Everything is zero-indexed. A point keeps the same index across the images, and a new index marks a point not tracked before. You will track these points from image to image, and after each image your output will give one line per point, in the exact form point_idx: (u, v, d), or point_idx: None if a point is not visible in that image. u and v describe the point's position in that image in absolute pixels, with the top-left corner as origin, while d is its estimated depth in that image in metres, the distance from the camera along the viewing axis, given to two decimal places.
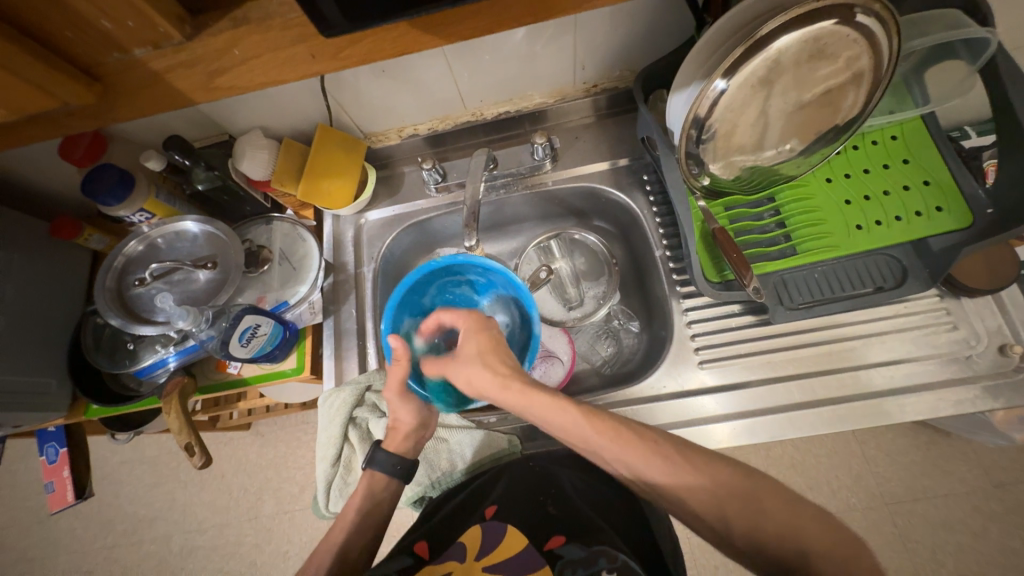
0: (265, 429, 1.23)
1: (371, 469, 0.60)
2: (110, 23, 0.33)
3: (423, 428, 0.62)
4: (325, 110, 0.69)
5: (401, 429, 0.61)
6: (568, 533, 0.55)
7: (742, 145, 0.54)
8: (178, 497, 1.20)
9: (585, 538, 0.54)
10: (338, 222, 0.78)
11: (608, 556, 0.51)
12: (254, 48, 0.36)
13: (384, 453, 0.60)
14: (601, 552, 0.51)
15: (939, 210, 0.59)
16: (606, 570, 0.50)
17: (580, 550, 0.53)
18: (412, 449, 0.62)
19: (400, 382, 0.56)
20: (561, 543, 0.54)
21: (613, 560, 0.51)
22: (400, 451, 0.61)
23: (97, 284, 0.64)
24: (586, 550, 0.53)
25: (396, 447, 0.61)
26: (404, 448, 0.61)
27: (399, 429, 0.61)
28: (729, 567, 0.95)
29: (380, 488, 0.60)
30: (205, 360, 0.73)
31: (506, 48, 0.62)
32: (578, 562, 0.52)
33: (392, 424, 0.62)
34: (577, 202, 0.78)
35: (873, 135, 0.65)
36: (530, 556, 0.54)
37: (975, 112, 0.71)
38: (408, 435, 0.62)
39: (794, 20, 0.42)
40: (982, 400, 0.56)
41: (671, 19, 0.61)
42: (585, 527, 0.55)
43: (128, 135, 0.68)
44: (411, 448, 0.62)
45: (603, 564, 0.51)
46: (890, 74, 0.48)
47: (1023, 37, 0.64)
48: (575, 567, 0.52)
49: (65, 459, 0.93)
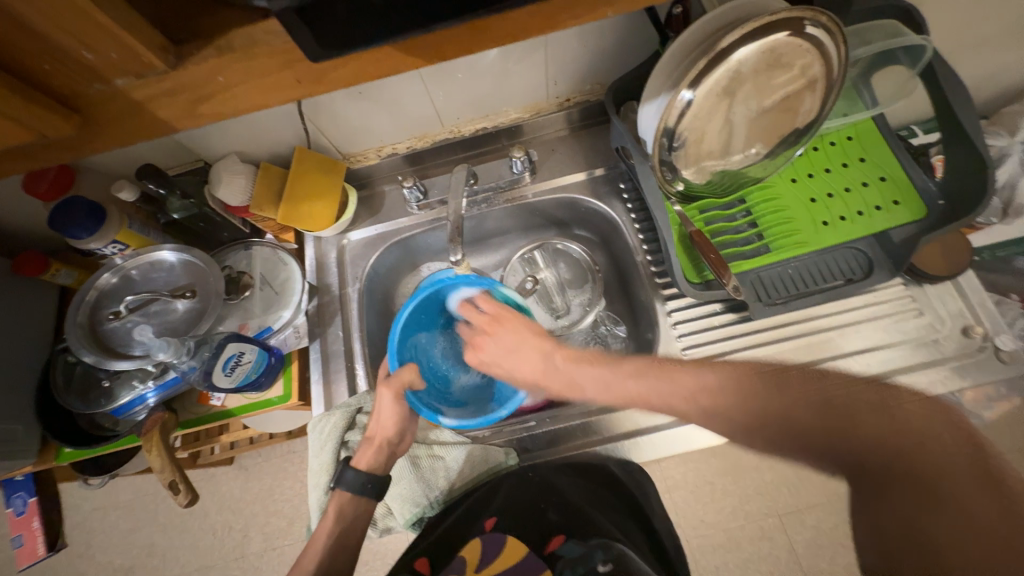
0: (248, 462, 1.18)
1: (339, 489, 0.59)
2: (92, 54, 0.31)
3: (398, 441, 0.61)
4: (304, 134, 0.70)
5: (376, 440, 0.60)
6: (567, 532, 0.60)
7: (712, 150, 0.57)
8: (157, 541, 1.14)
9: (581, 534, 0.60)
10: (321, 244, 0.78)
11: (605, 547, 0.57)
12: (239, 74, 0.35)
13: (354, 471, 0.59)
14: (597, 544, 0.58)
15: (896, 204, 0.63)
16: (601, 560, 0.57)
17: (579, 547, 0.58)
18: (383, 463, 0.61)
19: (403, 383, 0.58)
20: (561, 542, 0.60)
21: (608, 550, 0.57)
22: (368, 465, 0.60)
23: (68, 320, 0.61)
24: (583, 546, 0.58)
25: (367, 463, 0.60)
26: (373, 461, 0.60)
27: (375, 438, 0.60)
28: (728, 564, 0.95)
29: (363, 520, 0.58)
30: (186, 393, 0.70)
31: (480, 67, 0.64)
32: (577, 560, 0.58)
33: (369, 433, 0.60)
34: (558, 213, 0.80)
35: (831, 136, 0.69)
36: (531, 561, 0.58)
37: (920, 111, 0.77)
38: (381, 447, 0.60)
39: (750, 34, 0.45)
40: (951, 380, 0.59)
41: (639, 33, 0.64)
42: (583, 523, 0.60)
43: (97, 166, 0.67)
44: (382, 461, 0.60)
45: (601, 555, 0.57)
46: (841, 79, 0.52)
47: (956, 40, 0.69)
48: (574, 566, 0.57)
49: (34, 509, 0.88)
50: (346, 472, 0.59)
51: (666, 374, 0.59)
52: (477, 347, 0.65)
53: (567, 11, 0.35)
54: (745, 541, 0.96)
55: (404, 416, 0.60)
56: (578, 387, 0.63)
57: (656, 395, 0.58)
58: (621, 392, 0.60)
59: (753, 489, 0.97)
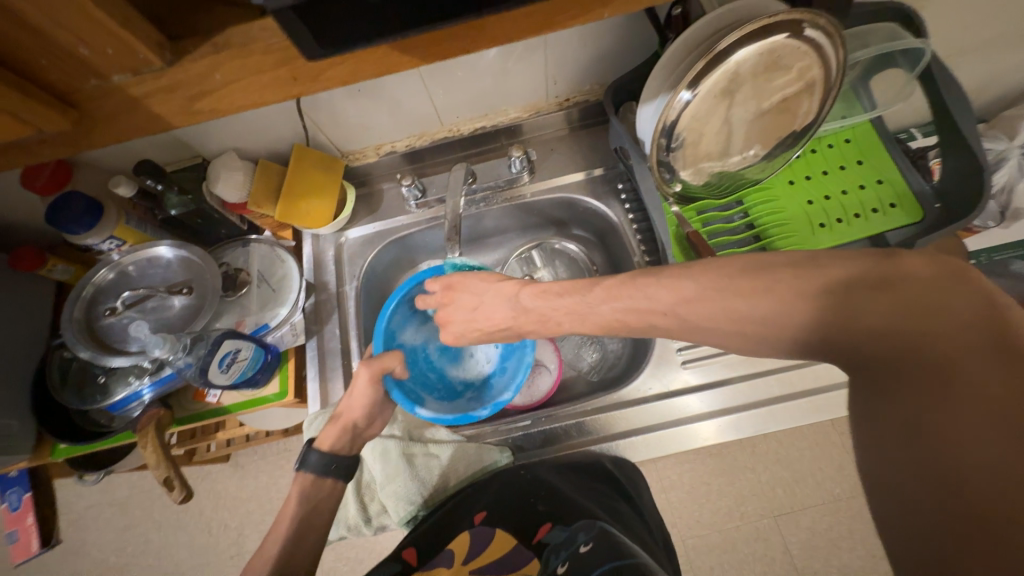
0: (245, 459, 1.18)
1: (303, 472, 0.57)
2: (88, 50, 0.31)
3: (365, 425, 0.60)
4: (302, 130, 0.69)
5: (343, 420, 0.58)
6: (553, 519, 0.59)
7: (709, 152, 0.57)
8: (152, 539, 1.14)
9: (565, 519, 0.58)
10: (318, 241, 0.77)
11: (587, 527, 0.56)
12: (236, 73, 0.34)
13: (317, 452, 0.57)
14: (579, 526, 0.56)
15: (894, 207, 0.63)
16: (585, 541, 0.54)
17: (563, 532, 0.57)
18: (348, 444, 0.59)
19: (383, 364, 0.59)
20: (548, 531, 0.58)
21: (590, 530, 0.55)
22: (331, 446, 0.58)
23: (64, 316, 0.61)
24: (567, 531, 0.57)
25: (330, 444, 0.58)
26: (336, 441, 0.58)
27: (342, 419, 0.58)
28: (724, 566, 0.95)
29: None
30: (182, 390, 0.70)
31: (479, 65, 0.64)
32: (561, 544, 0.56)
33: (340, 411, 0.59)
34: (555, 213, 0.80)
35: (828, 138, 0.69)
36: (518, 552, 0.57)
37: (919, 115, 0.77)
38: (345, 428, 0.58)
39: (748, 36, 0.45)
40: None
41: (639, 33, 0.64)
42: (570, 509, 0.59)
43: (94, 161, 0.67)
44: (344, 443, 0.58)
45: (582, 536, 0.55)
46: (839, 82, 0.52)
47: (954, 45, 0.69)
48: (559, 550, 0.55)
49: (28, 505, 0.88)
50: (310, 454, 0.58)
51: (640, 291, 0.44)
52: (447, 323, 0.60)
53: (565, 10, 0.35)
54: (741, 543, 0.96)
55: (377, 399, 0.59)
56: (554, 322, 0.51)
57: (639, 313, 0.45)
58: (601, 320, 0.48)
59: (748, 490, 0.97)
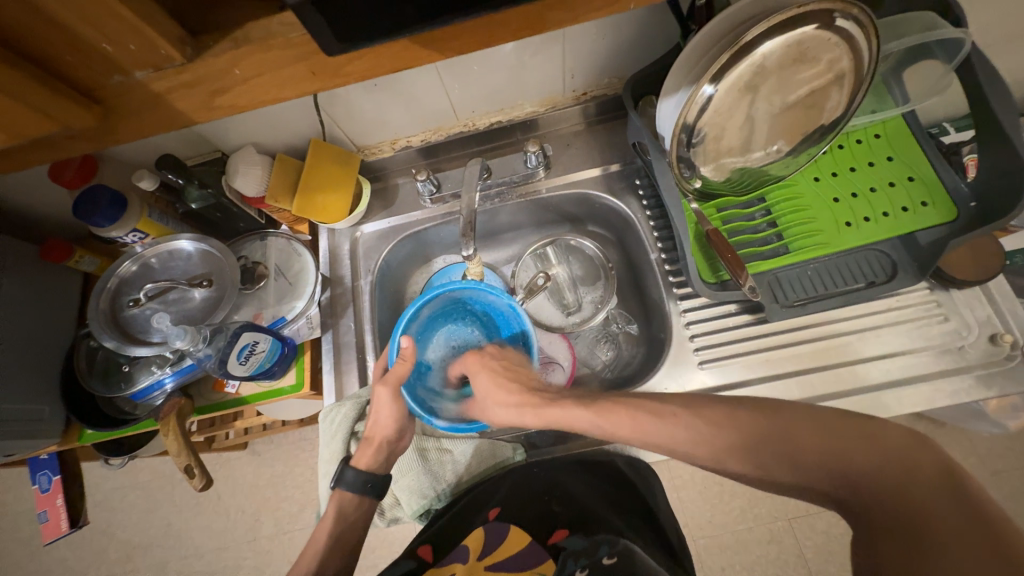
0: (262, 448, 1.21)
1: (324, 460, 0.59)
2: (112, 46, 0.31)
3: (398, 440, 0.61)
4: (319, 125, 0.70)
5: (375, 441, 0.60)
6: (570, 527, 0.61)
7: (731, 147, 0.56)
8: (173, 521, 1.18)
9: (586, 528, 0.60)
10: (334, 236, 0.78)
11: (610, 541, 0.57)
12: (256, 67, 0.34)
13: (354, 470, 0.59)
14: (602, 539, 0.57)
15: (925, 205, 0.61)
16: (607, 554, 0.56)
17: (583, 541, 0.58)
18: (383, 462, 0.61)
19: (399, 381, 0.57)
20: (565, 536, 0.60)
21: (613, 545, 0.56)
22: (367, 465, 0.60)
23: (91, 307, 0.63)
24: (588, 539, 0.58)
25: (366, 463, 0.60)
26: (372, 461, 0.60)
27: (375, 439, 0.60)
28: (736, 568, 0.94)
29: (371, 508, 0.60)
30: (202, 380, 0.72)
31: (496, 59, 0.63)
32: (581, 552, 0.57)
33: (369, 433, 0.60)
34: (571, 209, 0.79)
35: (857, 134, 0.67)
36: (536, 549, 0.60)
37: (953, 109, 0.74)
38: (378, 448, 0.60)
39: (775, 27, 0.43)
40: (976, 390, 0.57)
41: (659, 25, 0.62)
42: (588, 518, 0.61)
43: (119, 155, 0.68)
44: (379, 461, 0.61)
45: (605, 550, 0.56)
46: (871, 74, 0.50)
47: (994, 35, 0.66)
48: (578, 557, 0.57)
49: (58, 487, 0.92)
50: (346, 471, 0.60)
51: None
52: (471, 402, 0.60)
53: (586, 2, 0.34)
54: (753, 544, 0.95)
55: (403, 416, 0.60)
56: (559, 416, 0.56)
57: None
58: None
59: (762, 492, 0.96)
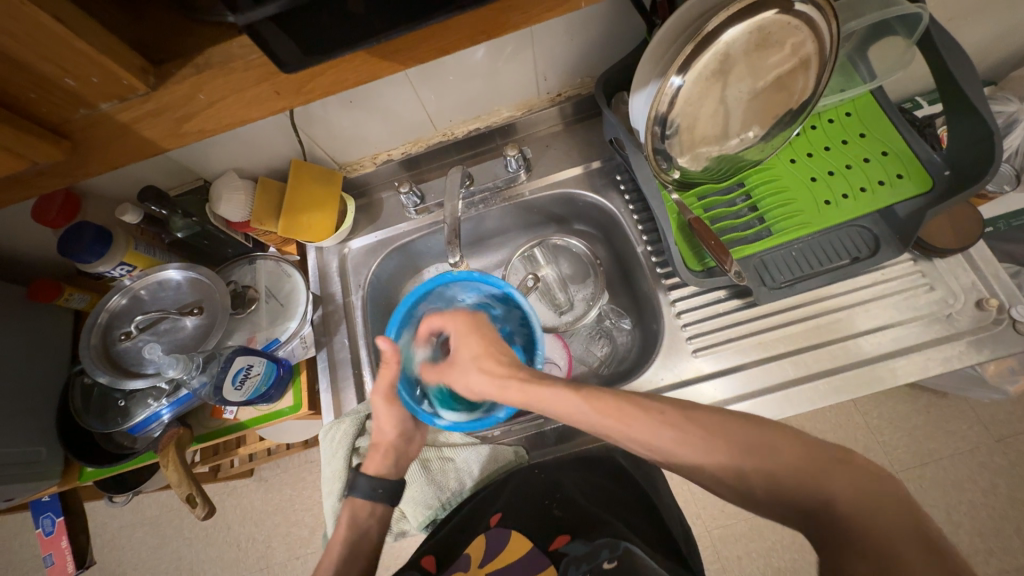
0: (268, 473, 1.20)
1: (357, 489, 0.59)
2: (73, 80, 0.31)
3: (405, 441, 0.62)
4: (298, 146, 0.70)
5: (383, 445, 0.61)
6: (571, 532, 0.58)
7: (706, 136, 0.56)
8: (184, 555, 1.16)
9: (588, 533, 0.57)
10: (322, 254, 0.78)
11: (611, 545, 0.53)
12: (220, 91, 0.35)
13: (365, 477, 0.59)
14: (602, 543, 0.53)
15: (900, 177, 0.62)
16: (608, 560, 0.52)
17: (585, 545, 0.55)
18: (393, 468, 0.61)
19: (389, 383, 0.60)
20: (566, 542, 0.58)
21: (614, 549, 0.52)
22: (379, 471, 0.61)
23: (82, 343, 0.63)
24: (589, 545, 0.55)
25: (376, 468, 0.60)
26: (381, 467, 0.60)
27: (382, 443, 0.61)
28: (752, 555, 0.94)
29: (372, 520, 0.59)
30: (199, 408, 0.72)
31: (468, 66, 0.64)
32: (582, 557, 0.55)
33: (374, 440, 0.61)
34: (555, 209, 0.80)
35: (828, 113, 0.68)
36: (536, 557, 0.58)
37: (920, 83, 0.75)
38: (388, 453, 0.61)
39: (736, 15, 0.44)
40: (969, 354, 0.58)
41: (625, 21, 0.63)
42: (590, 523, 0.57)
43: (101, 191, 0.68)
44: (391, 465, 0.61)
45: (606, 555, 0.52)
46: (835, 55, 0.50)
47: (953, 8, 0.67)
48: (579, 563, 0.55)
49: (62, 529, 0.91)
50: (358, 479, 0.59)
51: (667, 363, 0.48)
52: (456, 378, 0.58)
53: (541, 3, 0.35)
54: (768, 530, 0.94)
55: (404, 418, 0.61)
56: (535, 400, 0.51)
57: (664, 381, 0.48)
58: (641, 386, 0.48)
59: None
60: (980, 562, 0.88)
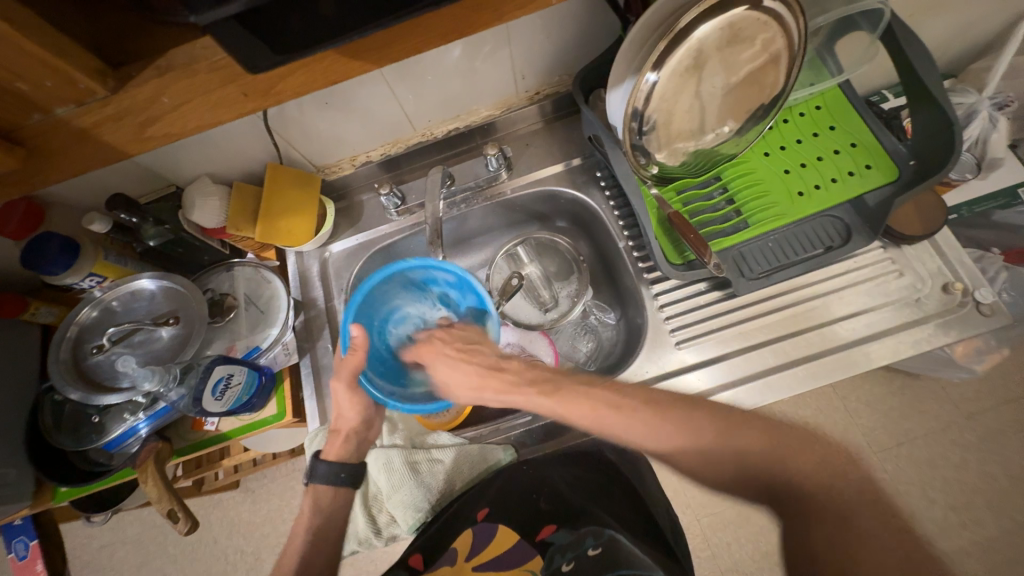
0: (254, 484, 1.17)
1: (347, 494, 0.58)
2: (25, 84, 0.30)
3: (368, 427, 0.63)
4: (273, 148, 0.69)
5: (342, 430, 0.62)
6: (558, 521, 0.58)
7: (682, 131, 0.57)
8: (169, 572, 1.13)
9: (571, 523, 0.57)
10: (302, 258, 0.77)
11: (595, 534, 0.53)
12: (184, 94, 0.34)
13: (325, 463, 0.60)
14: (588, 532, 0.54)
15: (869, 168, 0.64)
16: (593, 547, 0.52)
17: (570, 535, 0.55)
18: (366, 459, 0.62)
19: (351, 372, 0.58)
20: (553, 531, 0.57)
21: (599, 536, 0.53)
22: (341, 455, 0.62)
23: (51, 359, 0.60)
24: (574, 534, 0.55)
25: (335, 454, 0.62)
26: (341, 452, 0.61)
27: (341, 430, 0.62)
28: (741, 540, 0.96)
29: None
30: (179, 421, 0.70)
31: (446, 65, 0.63)
32: (567, 546, 0.54)
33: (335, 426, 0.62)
34: (537, 206, 0.80)
35: (800, 107, 0.69)
36: (524, 548, 0.57)
37: (885, 76, 0.78)
38: (348, 437, 0.62)
39: (706, 12, 0.45)
40: (937, 336, 0.60)
41: (600, 19, 0.63)
42: (575, 514, 0.58)
43: (65, 199, 0.66)
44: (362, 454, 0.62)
45: (591, 542, 0.52)
46: (802, 50, 0.52)
47: (913, 4, 0.70)
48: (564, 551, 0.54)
49: (37, 552, 0.88)
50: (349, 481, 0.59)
51: None
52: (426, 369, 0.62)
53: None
54: (754, 516, 0.96)
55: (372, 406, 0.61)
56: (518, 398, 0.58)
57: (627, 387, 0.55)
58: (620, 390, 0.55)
59: None
60: (954, 534, 0.92)
